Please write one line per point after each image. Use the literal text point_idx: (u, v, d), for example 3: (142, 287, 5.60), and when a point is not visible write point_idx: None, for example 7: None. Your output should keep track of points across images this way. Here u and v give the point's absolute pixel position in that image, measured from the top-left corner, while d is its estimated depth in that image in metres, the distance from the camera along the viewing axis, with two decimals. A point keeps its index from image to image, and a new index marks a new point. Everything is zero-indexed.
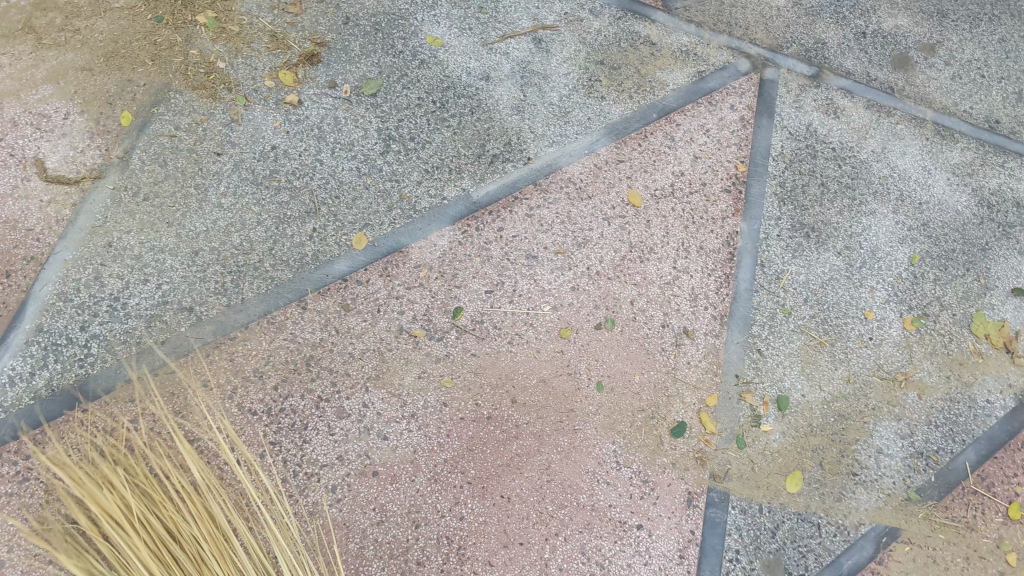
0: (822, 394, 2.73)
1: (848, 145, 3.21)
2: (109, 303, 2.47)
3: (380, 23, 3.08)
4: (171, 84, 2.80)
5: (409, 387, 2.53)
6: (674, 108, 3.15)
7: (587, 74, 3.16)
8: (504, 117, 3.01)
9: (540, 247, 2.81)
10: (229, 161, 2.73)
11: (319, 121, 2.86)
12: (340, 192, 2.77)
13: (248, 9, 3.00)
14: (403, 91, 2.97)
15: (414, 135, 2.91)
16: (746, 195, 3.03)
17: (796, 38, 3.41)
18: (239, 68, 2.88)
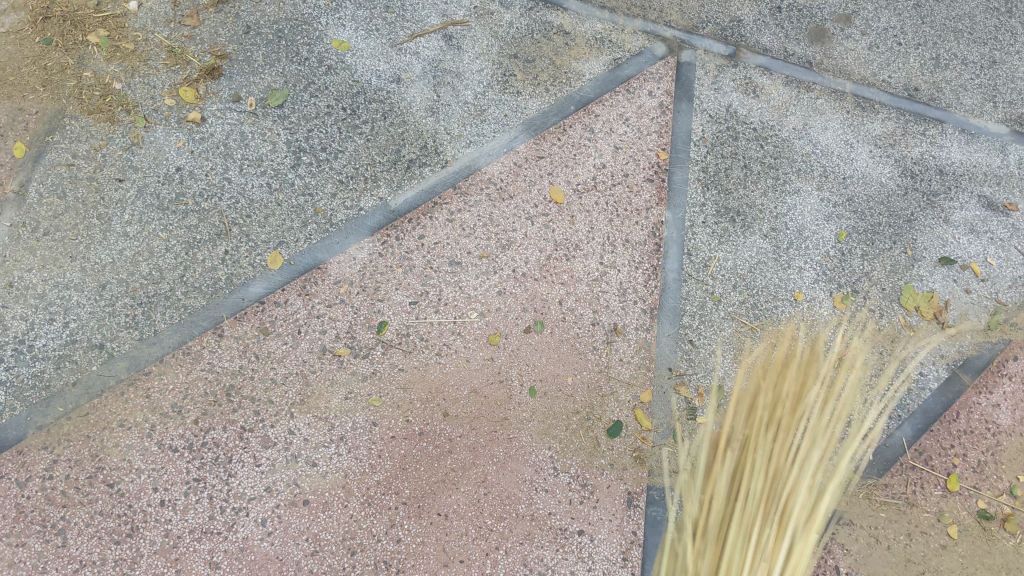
0: (757, 381, 2.71)
1: (769, 124, 3.19)
2: (14, 347, 2.37)
3: (283, 30, 2.95)
4: (65, 110, 2.68)
5: (336, 409, 2.47)
6: (591, 98, 3.10)
7: (502, 69, 3.08)
8: (418, 120, 2.93)
9: (463, 252, 2.75)
10: (132, 187, 2.62)
11: (224, 138, 2.75)
12: (252, 211, 2.67)
13: (142, 25, 2.86)
14: (311, 100, 2.87)
15: (325, 145, 2.81)
16: (668, 183, 2.99)
17: (712, 17, 3.36)
18: (136, 88, 2.75)
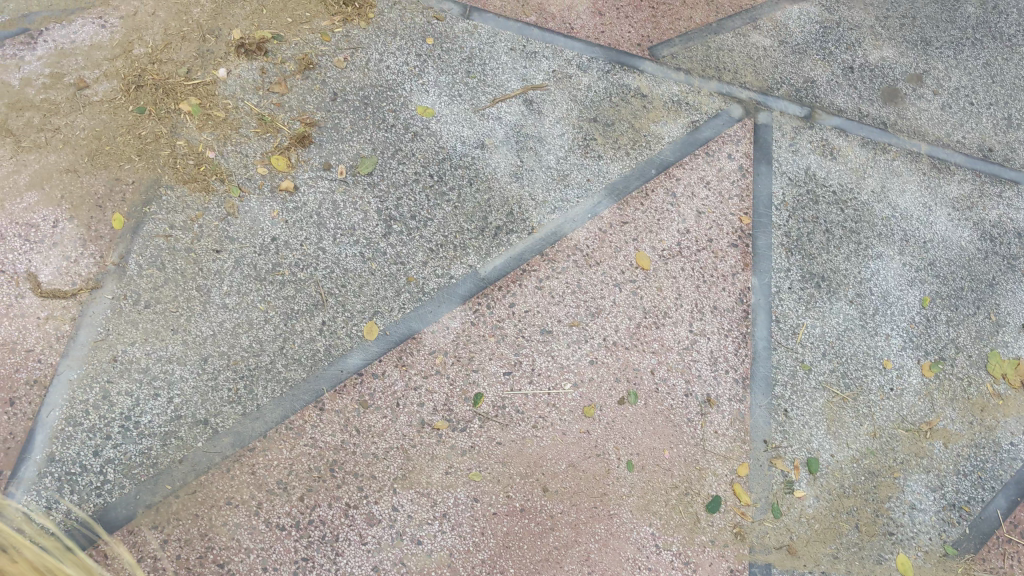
0: (850, 452, 2.77)
1: (848, 186, 3.20)
2: (121, 424, 2.37)
3: (368, 97, 2.98)
4: (161, 180, 2.69)
5: (437, 484, 2.47)
6: (672, 161, 3.10)
7: (582, 133, 3.09)
8: (503, 186, 2.93)
9: (553, 320, 2.74)
10: (229, 258, 2.62)
11: (317, 207, 2.76)
12: (346, 281, 2.68)
13: (230, 92, 2.87)
14: (399, 168, 2.89)
15: (415, 213, 2.82)
16: (753, 248, 3.00)
17: (786, 78, 3.36)
18: (229, 156, 2.77)
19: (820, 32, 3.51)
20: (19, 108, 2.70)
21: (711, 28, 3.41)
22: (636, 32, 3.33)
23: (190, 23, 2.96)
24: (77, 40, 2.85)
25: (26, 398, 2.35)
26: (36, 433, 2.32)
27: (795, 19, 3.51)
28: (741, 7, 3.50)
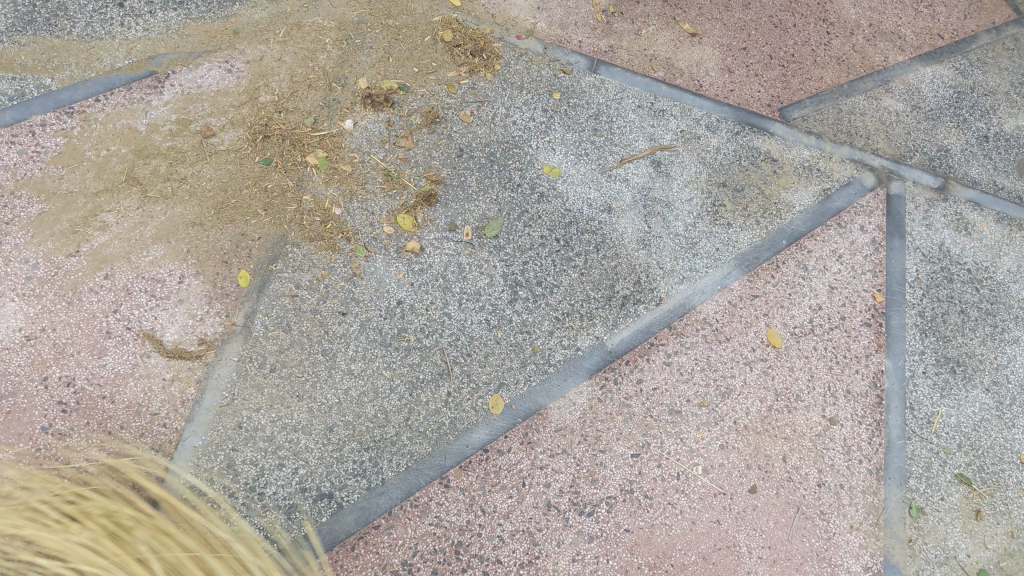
0: (988, 552, 2.57)
1: (983, 265, 3.06)
2: (245, 495, 2.26)
3: (495, 153, 2.90)
4: (287, 236, 2.62)
5: (564, 572, 2.33)
6: (803, 232, 2.99)
7: (711, 199, 2.98)
8: (630, 253, 2.84)
9: (682, 400, 2.62)
10: (356, 321, 2.55)
11: (442, 269, 2.69)
12: (472, 348, 2.58)
13: (357, 144, 2.81)
14: (525, 230, 2.80)
15: (541, 280, 2.73)
16: (886, 328, 2.87)
17: (918, 145, 3.25)
18: (353, 214, 2.70)
19: (953, 97, 3.38)
20: (146, 155, 2.64)
21: (842, 89, 3.30)
22: (766, 92, 3.23)
23: (317, 70, 2.89)
24: (204, 86, 2.78)
25: (150, 465, 2.26)
26: (160, 502, 2.22)
27: (927, 82, 3.39)
28: (872, 68, 3.37)
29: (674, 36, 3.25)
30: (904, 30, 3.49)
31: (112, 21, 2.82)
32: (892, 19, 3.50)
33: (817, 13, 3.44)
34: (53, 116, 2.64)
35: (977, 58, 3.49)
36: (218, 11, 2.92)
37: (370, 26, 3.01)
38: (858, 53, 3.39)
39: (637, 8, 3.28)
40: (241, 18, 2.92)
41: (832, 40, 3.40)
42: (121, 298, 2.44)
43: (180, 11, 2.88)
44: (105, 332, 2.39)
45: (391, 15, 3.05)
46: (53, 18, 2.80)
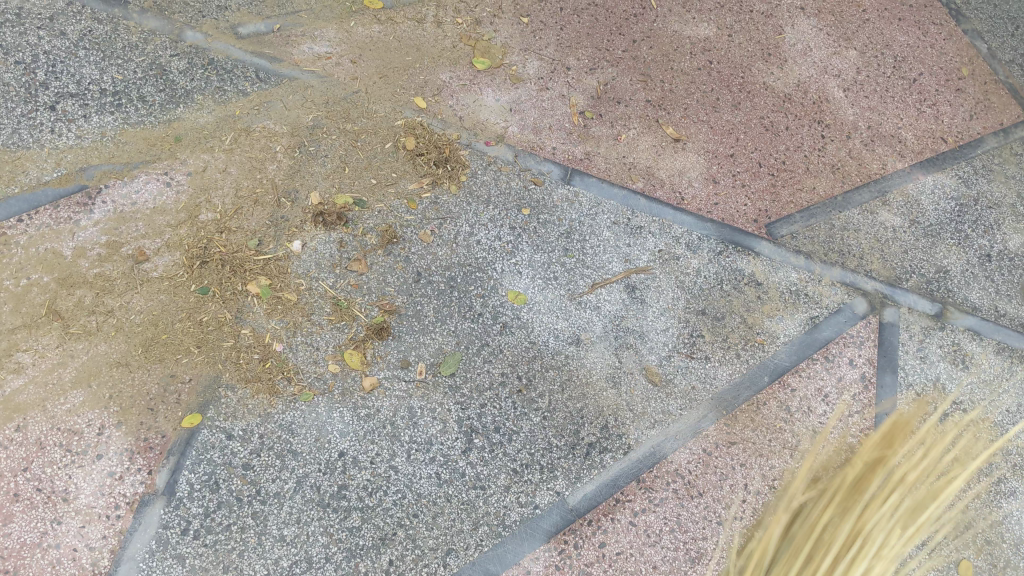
0: None
1: (981, 404, 2.83)
2: None
3: (456, 277, 2.68)
4: (221, 377, 2.40)
5: None
6: (787, 367, 2.77)
7: (689, 328, 2.76)
8: (597, 392, 2.61)
9: (649, 567, 2.40)
10: (291, 478, 2.32)
11: (391, 414, 2.46)
12: (418, 509, 2.35)
13: (305, 268, 2.59)
14: (485, 366, 2.58)
15: (499, 426, 2.50)
16: (873, 480, 2.65)
17: (916, 266, 3.03)
18: (295, 350, 2.48)
19: (955, 211, 3.16)
20: (70, 284, 2.42)
21: (835, 202, 3.08)
22: (753, 204, 3.00)
23: (265, 183, 2.66)
24: (139, 202, 2.55)
25: None
26: None
27: (928, 193, 3.17)
28: (869, 177, 3.15)
29: (656, 142, 3.03)
30: (905, 133, 3.26)
31: (42, 127, 2.58)
32: (892, 120, 3.27)
33: (812, 114, 3.21)
34: None
35: (982, 165, 3.26)
36: (160, 114, 2.67)
37: (324, 131, 2.78)
38: (855, 159, 3.17)
39: (618, 108, 3.05)
40: (185, 122, 2.68)
41: (827, 144, 3.17)
42: (33, 455, 2.25)
43: (117, 114, 2.64)
44: (12, 495, 2.21)
45: (348, 117, 2.82)
46: None
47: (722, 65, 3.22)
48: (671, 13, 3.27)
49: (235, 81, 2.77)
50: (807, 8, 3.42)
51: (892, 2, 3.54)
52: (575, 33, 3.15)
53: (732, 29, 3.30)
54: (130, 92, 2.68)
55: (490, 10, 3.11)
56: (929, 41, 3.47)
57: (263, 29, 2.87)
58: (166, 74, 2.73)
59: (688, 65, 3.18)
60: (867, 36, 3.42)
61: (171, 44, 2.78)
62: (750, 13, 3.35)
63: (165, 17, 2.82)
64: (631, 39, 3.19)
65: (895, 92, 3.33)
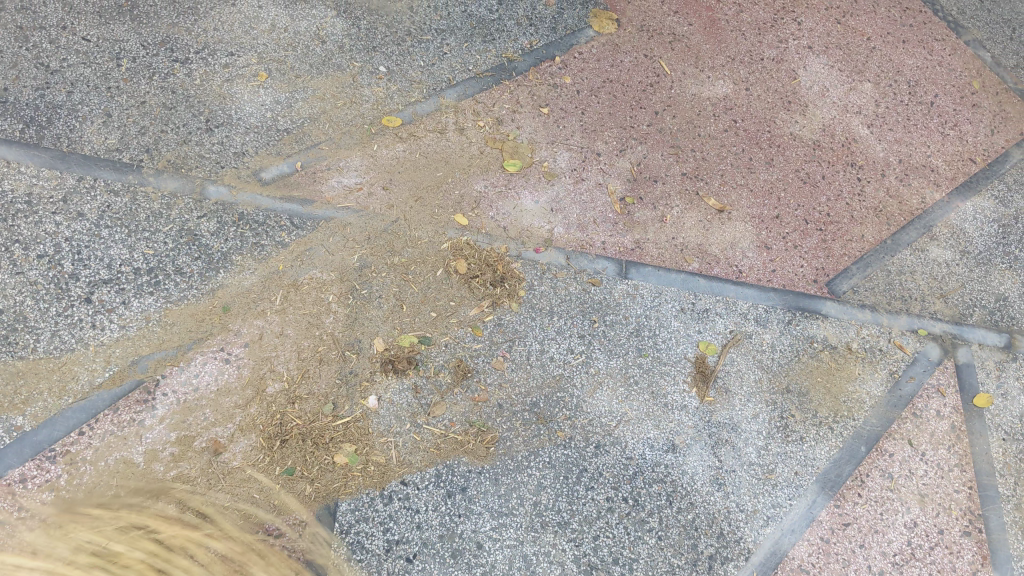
0: None
1: None
2: None
3: (537, 404, 2.55)
4: (328, 564, 2.26)
5: None
6: (880, 433, 2.71)
7: (777, 410, 2.67)
8: (705, 498, 2.51)
9: None
10: None
11: (507, 567, 2.32)
12: None
13: (385, 424, 2.45)
14: (589, 494, 2.45)
15: (617, 556, 2.39)
16: (987, 534, 2.61)
17: (977, 299, 2.99)
18: (395, 517, 2.33)
19: (1000, 233, 3.14)
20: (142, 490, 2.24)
21: (886, 246, 3.02)
22: (810, 264, 2.93)
23: (324, 340, 2.52)
24: (201, 386, 2.39)
25: None
26: None
27: (971, 220, 3.14)
28: (912, 213, 3.10)
29: (701, 216, 2.93)
30: (935, 160, 3.23)
31: (81, 323, 2.39)
32: (921, 149, 3.23)
33: (844, 157, 3.15)
34: (31, 465, 2.23)
35: (1014, 180, 3.25)
36: (202, 284, 2.51)
37: (372, 270, 2.63)
38: (895, 197, 3.12)
39: (656, 187, 2.96)
40: (229, 289, 2.51)
41: (865, 186, 3.11)
42: None
43: (157, 294, 2.47)
44: None
45: (392, 250, 2.68)
46: (10, 333, 2.35)
47: (747, 122, 3.13)
48: (686, 75, 3.18)
49: (271, 233, 2.62)
50: (814, 46, 3.36)
51: (892, 23, 3.49)
52: (596, 115, 3.04)
53: (749, 81, 3.21)
54: (165, 266, 2.50)
55: (508, 105, 2.99)
56: (936, 60, 3.45)
57: (286, 170, 2.71)
58: (198, 239, 2.56)
59: (714, 128, 3.09)
60: (878, 65, 3.37)
61: (195, 204, 2.60)
62: (762, 61, 3.27)
63: (183, 175, 2.63)
64: (653, 111, 3.08)
65: (917, 119, 3.29)
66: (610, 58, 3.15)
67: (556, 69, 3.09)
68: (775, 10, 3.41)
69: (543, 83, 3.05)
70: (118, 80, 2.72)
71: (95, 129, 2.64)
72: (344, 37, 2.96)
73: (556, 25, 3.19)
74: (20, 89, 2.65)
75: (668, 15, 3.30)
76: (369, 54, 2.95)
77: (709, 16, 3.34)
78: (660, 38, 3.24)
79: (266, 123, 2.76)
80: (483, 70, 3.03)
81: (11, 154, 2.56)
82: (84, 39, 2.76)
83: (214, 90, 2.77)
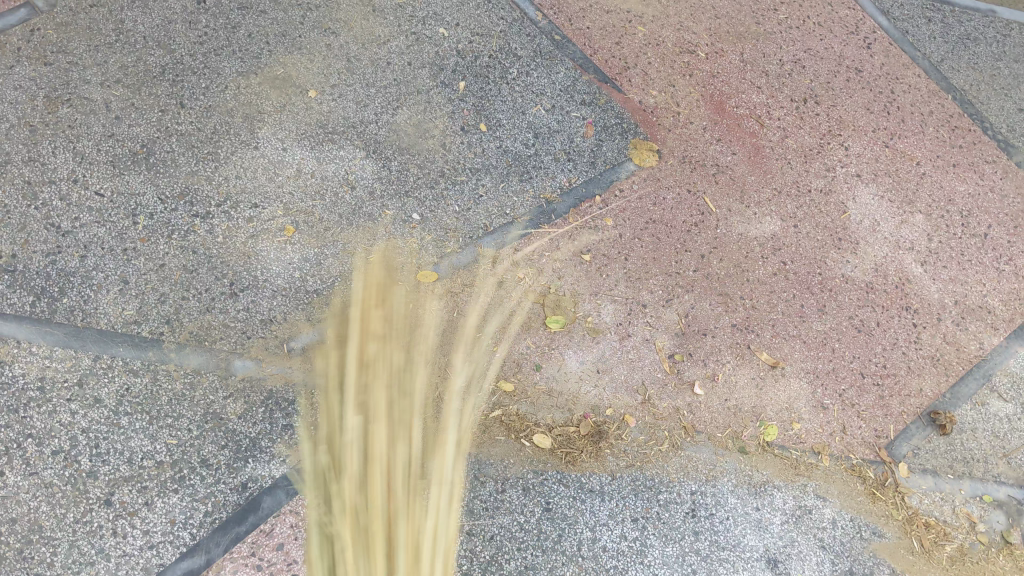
0: None
1: None
2: None
3: None
4: None
5: None
6: None
7: None
8: None
9: None
10: None
11: None
12: None
13: None
14: None
15: None
16: None
17: None
18: None
19: None
20: None
21: (944, 401, 2.88)
22: (868, 427, 2.79)
23: None
24: None
25: None
26: None
27: None
28: (970, 361, 2.97)
29: (755, 373, 2.78)
30: (991, 300, 3.10)
31: (99, 531, 2.20)
32: (976, 288, 3.10)
33: (898, 300, 3.01)
34: None
35: None
36: (230, 477, 2.31)
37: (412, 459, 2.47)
38: (952, 343, 2.99)
39: (706, 342, 2.79)
40: (261, 482, 2.33)
41: (921, 333, 2.97)
42: None
43: (183, 490, 2.28)
44: None
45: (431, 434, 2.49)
46: (26, 546, 2.18)
47: (797, 264, 2.99)
48: (732, 212, 3.02)
49: (302, 412, 2.42)
50: (863, 173, 3.20)
51: (941, 145, 3.34)
52: (641, 260, 2.87)
53: (797, 217, 3.07)
54: (189, 457, 2.31)
55: (549, 253, 2.81)
56: (987, 185, 3.31)
57: (317, 338, 2.51)
58: (225, 424, 2.36)
59: (763, 273, 2.94)
60: (929, 194, 3.23)
61: (221, 382, 2.41)
62: (810, 193, 3.12)
63: (206, 349, 2.43)
64: (699, 254, 2.92)
65: (971, 254, 3.15)
66: (652, 195, 2.98)
67: (597, 210, 2.91)
68: (822, 133, 3.24)
69: (584, 227, 2.88)
70: (134, 241, 2.52)
71: (111, 299, 2.44)
72: (375, 181, 2.77)
73: (596, 159, 3.00)
74: (30, 255, 2.45)
75: (711, 143, 3.12)
76: (402, 200, 2.76)
77: (753, 143, 3.16)
78: (704, 170, 3.06)
79: (294, 284, 2.57)
80: (521, 213, 2.85)
81: (20, 332, 2.37)
82: (98, 193, 2.56)
83: (237, 247, 2.57)
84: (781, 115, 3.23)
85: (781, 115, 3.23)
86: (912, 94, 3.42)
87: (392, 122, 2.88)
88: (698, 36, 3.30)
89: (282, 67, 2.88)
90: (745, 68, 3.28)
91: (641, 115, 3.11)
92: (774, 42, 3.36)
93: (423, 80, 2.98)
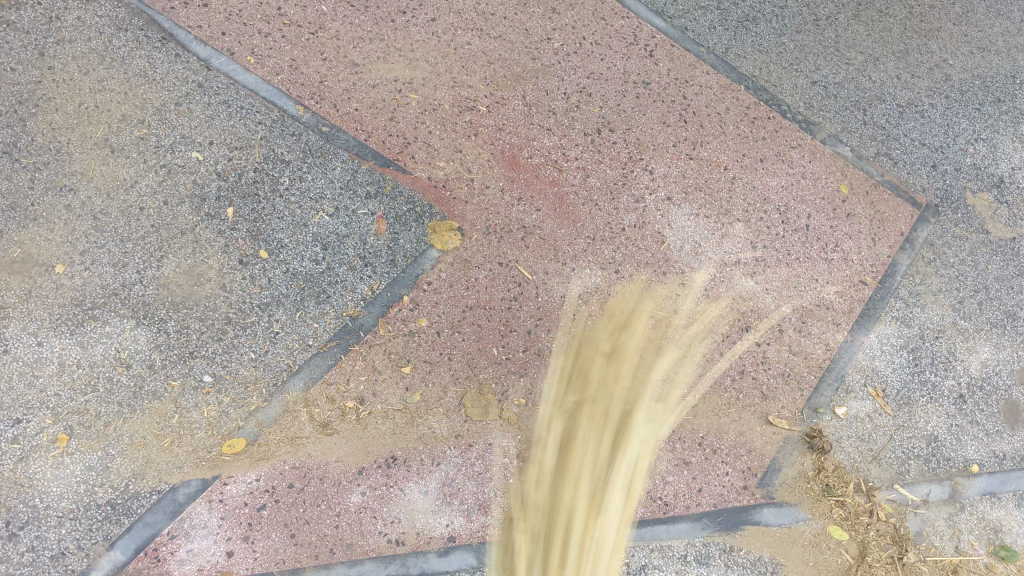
0: None
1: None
2: None
3: None
4: None
5: None
6: None
7: None
8: None
9: None
10: None
11: None
12: None
13: None
14: None
15: None
16: None
17: (909, 450, 2.85)
18: None
19: (912, 360, 2.97)
20: None
21: (805, 418, 2.82)
22: (734, 470, 2.72)
23: None
24: None
25: None
26: None
27: (879, 355, 2.95)
28: (820, 367, 2.89)
29: (608, 448, 2.65)
30: (827, 295, 3.00)
31: None
32: (811, 286, 3.00)
33: (736, 323, 2.89)
34: None
35: (909, 293, 3.06)
36: None
37: None
38: (799, 353, 2.89)
39: (552, 429, 2.64)
40: None
41: (766, 351, 2.87)
42: None
43: None
44: None
45: None
46: None
47: (626, 313, 2.82)
48: (549, 274, 2.83)
49: None
50: (673, 195, 3.04)
51: (745, 141, 3.19)
52: (464, 357, 2.66)
53: (616, 261, 2.89)
54: None
55: (364, 376, 2.60)
56: (798, 172, 3.19)
57: (120, 559, 2.35)
58: None
59: (594, 332, 2.78)
60: (743, 198, 3.09)
61: None
62: (624, 232, 2.94)
63: None
64: (525, 330, 2.73)
65: (798, 251, 3.04)
66: (463, 280, 2.76)
67: (407, 312, 2.69)
68: (623, 162, 3.05)
69: (398, 335, 2.66)
70: None
71: None
72: (152, 351, 2.51)
73: (395, 255, 2.76)
74: None
75: (512, 204, 2.90)
76: (187, 363, 2.52)
77: (555, 192, 2.96)
78: (510, 237, 2.85)
79: (82, 501, 2.37)
80: (326, 340, 2.62)
81: None
82: None
83: (7, 477, 2.36)
84: (577, 153, 3.04)
85: (577, 153, 3.04)
86: (704, 95, 3.24)
87: (159, 276, 2.59)
88: (475, 89, 3.04)
89: (19, 247, 2.56)
90: (530, 112, 3.06)
91: (433, 193, 2.87)
92: (554, 75, 3.14)
93: (184, 218, 2.68)
